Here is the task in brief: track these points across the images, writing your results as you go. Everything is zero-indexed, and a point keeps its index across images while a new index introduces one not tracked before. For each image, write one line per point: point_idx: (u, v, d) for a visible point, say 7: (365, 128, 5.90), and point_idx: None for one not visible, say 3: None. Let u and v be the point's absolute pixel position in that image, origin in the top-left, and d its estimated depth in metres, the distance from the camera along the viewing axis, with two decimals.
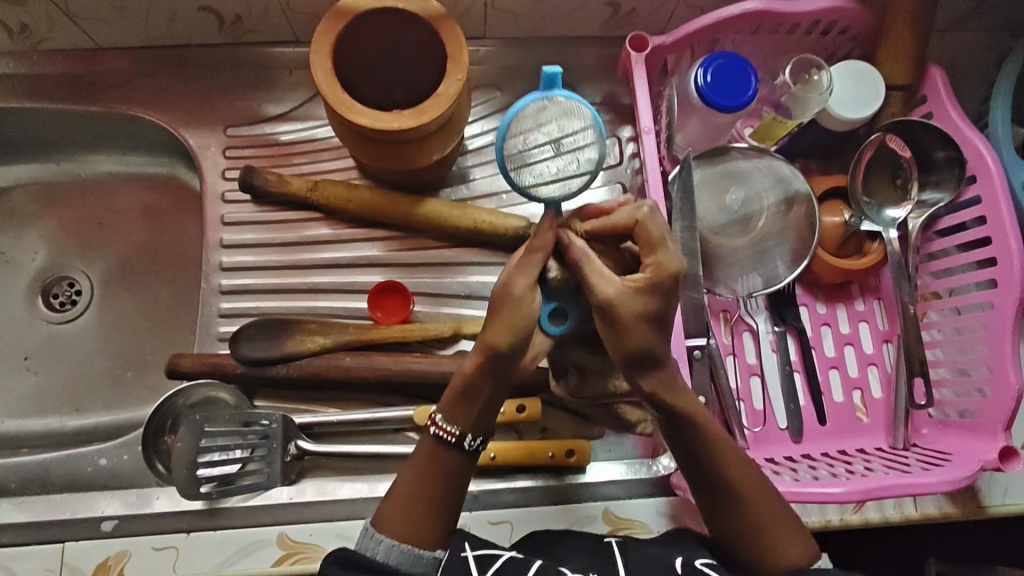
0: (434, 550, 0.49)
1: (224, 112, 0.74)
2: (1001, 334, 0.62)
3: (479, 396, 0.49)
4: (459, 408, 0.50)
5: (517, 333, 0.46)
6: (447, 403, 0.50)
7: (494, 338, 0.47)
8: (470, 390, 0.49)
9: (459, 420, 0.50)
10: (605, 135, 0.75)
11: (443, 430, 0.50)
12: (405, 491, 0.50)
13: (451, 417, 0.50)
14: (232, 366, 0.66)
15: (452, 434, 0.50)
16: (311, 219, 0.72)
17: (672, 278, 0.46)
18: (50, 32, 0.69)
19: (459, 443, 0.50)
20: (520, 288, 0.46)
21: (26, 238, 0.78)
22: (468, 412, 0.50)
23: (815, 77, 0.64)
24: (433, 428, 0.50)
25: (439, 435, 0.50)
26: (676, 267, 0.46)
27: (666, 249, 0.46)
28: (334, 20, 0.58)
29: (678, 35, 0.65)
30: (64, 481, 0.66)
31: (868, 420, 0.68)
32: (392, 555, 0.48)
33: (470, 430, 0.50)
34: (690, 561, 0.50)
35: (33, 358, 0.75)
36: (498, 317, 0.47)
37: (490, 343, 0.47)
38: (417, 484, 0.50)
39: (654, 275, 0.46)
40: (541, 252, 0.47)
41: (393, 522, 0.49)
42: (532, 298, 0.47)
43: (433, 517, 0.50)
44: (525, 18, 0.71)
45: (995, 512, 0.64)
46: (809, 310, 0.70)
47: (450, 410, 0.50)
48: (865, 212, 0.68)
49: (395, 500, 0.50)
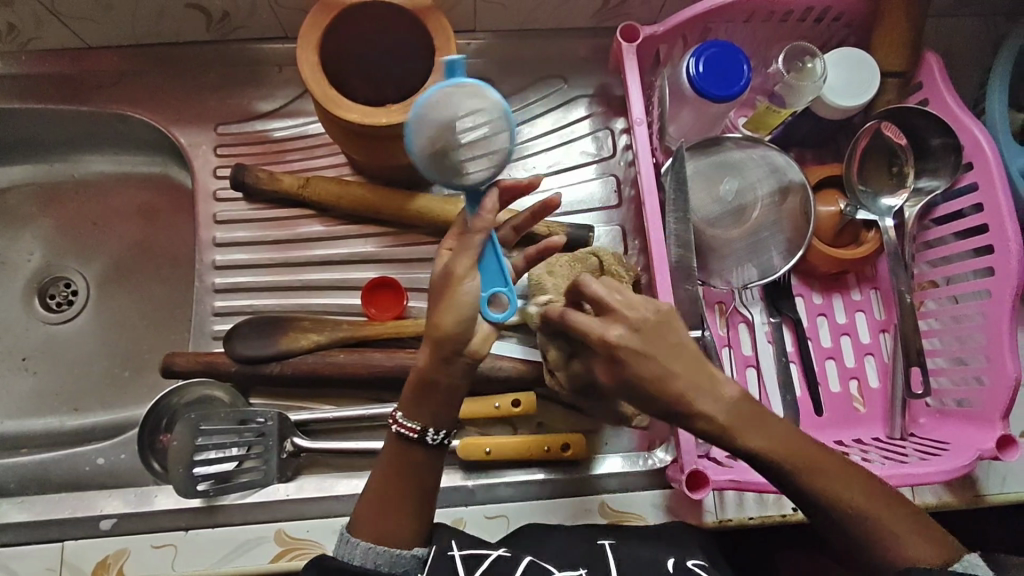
0: (412, 548, 0.50)
1: (215, 109, 0.74)
2: (999, 322, 0.61)
3: (438, 389, 0.47)
4: (419, 403, 0.48)
5: (464, 318, 0.44)
6: (409, 401, 0.48)
7: (440, 324, 0.45)
8: (429, 385, 0.47)
9: (422, 415, 0.48)
10: (598, 126, 0.75)
11: (406, 426, 0.49)
12: (377, 491, 0.50)
13: (413, 413, 0.48)
14: (227, 365, 0.66)
15: (415, 430, 0.49)
16: (304, 216, 0.72)
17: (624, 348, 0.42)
18: (37, 33, 0.69)
19: (422, 438, 0.49)
20: (460, 269, 0.44)
21: (22, 238, 0.78)
22: (430, 407, 0.48)
23: (808, 64, 0.64)
24: (396, 426, 0.49)
25: (402, 432, 0.49)
26: (614, 334, 0.42)
27: (610, 325, 0.42)
28: (319, 15, 0.58)
29: (669, 25, 0.64)
30: (63, 481, 0.67)
31: (865, 410, 0.67)
32: (370, 558, 0.49)
33: (432, 424, 0.48)
34: (682, 562, 0.51)
35: (30, 358, 0.75)
36: (441, 302, 0.45)
37: (435, 325, 0.45)
38: (385, 483, 0.50)
39: (613, 356, 0.42)
40: (482, 232, 0.44)
41: (367, 525, 0.50)
42: (472, 281, 0.44)
43: (406, 514, 0.50)
44: (515, 10, 0.70)
45: (992, 500, 0.64)
46: (804, 300, 0.70)
47: (412, 407, 0.48)
48: (861, 201, 0.67)
49: (366, 506, 0.50)
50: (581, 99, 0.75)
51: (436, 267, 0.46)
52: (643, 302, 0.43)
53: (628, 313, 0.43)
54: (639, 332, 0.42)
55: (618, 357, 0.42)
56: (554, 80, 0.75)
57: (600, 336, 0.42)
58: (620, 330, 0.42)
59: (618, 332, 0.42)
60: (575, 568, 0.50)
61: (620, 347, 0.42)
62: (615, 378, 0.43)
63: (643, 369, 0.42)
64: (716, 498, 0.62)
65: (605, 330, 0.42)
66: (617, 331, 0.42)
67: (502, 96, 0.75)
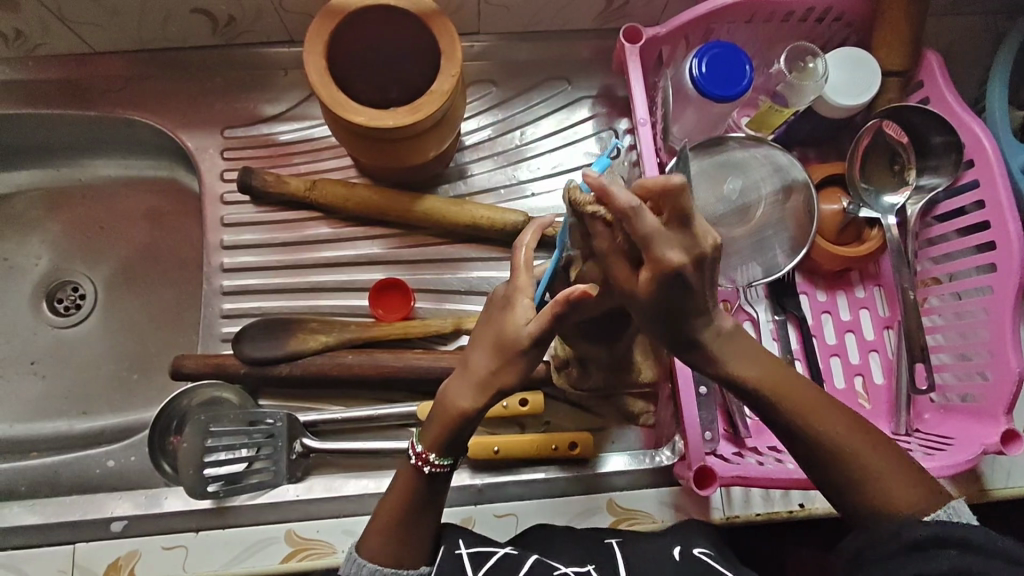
0: (418, 567, 0.50)
1: (221, 113, 0.74)
2: (1001, 317, 0.62)
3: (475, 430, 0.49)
4: (456, 445, 0.49)
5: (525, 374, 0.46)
6: (438, 440, 0.48)
7: (506, 380, 0.46)
8: (469, 428, 0.48)
9: (452, 452, 0.49)
10: (602, 127, 0.75)
11: (436, 465, 0.49)
12: (385, 512, 0.50)
13: (445, 453, 0.49)
14: (236, 366, 0.66)
15: (442, 467, 0.49)
16: (311, 218, 0.72)
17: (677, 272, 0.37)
18: (45, 38, 0.69)
19: (450, 469, 0.50)
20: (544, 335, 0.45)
21: (29, 243, 0.78)
22: (462, 442, 0.49)
23: (810, 64, 0.64)
24: (428, 467, 0.49)
25: (432, 472, 0.49)
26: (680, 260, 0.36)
27: (665, 240, 0.36)
28: (326, 19, 0.58)
29: (672, 26, 0.65)
30: (73, 483, 0.67)
31: (870, 406, 0.68)
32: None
33: (461, 456, 0.50)
34: (689, 551, 0.52)
35: (39, 362, 0.76)
36: (507, 361, 0.45)
37: (497, 381, 0.46)
38: (393, 508, 0.50)
39: (653, 272, 0.37)
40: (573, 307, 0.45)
41: (373, 546, 0.50)
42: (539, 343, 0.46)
43: (417, 534, 0.50)
44: (518, 13, 0.71)
45: (998, 495, 0.64)
46: (809, 298, 0.71)
47: (445, 449, 0.48)
48: (863, 199, 0.68)
49: (375, 528, 0.50)
50: (584, 100, 0.76)
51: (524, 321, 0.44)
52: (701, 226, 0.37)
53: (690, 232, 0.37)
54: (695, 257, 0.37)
55: (668, 279, 0.37)
56: (558, 81, 0.76)
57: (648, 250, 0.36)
58: (679, 254, 0.36)
59: (682, 256, 0.37)
60: (582, 564, 0.50)
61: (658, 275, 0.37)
62: (648, 288, 0.38)
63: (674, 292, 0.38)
64: (723, 495, 0.63)
65: (659, 247, 0.36)
66: (675, 255, 0.36)
67: (506, 97, 0.75)
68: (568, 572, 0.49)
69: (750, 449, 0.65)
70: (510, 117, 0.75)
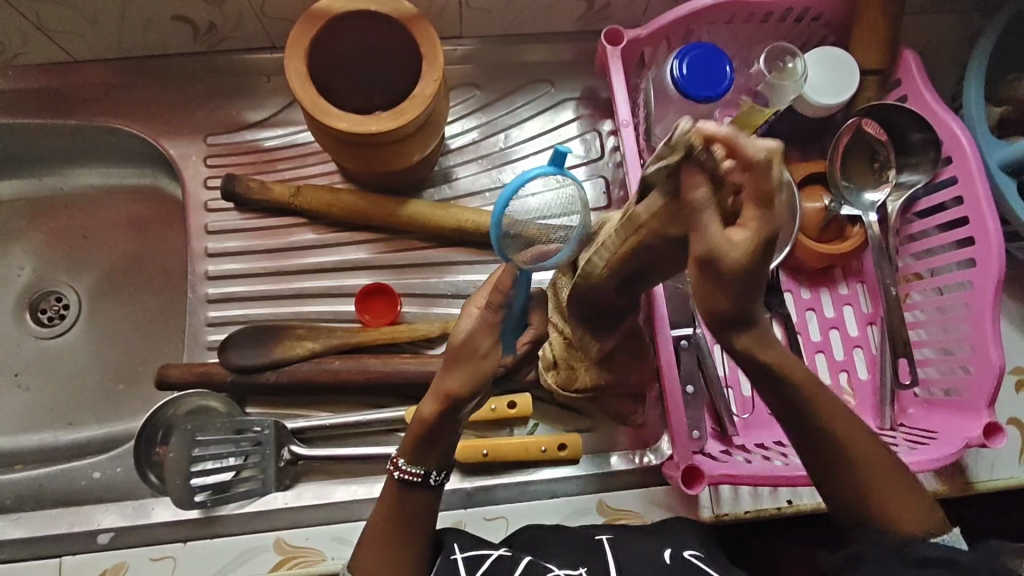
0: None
1: (204, 120, 0.74)
2: (981, 312, 0.62)
3: (440, 443, 0.48)
4: (422, 451, 0.48)
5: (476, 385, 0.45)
6: (406, 446, 0.48)
7: (453, 388, 0.45)
8: (430, 437, 0.47)
9: (422, 460, 0.48)
10: (586, 128, 0.75)
11: (408, 472, 0.49)
12: (377, 526, 0.50)
13: (413, 459, 0.48)
14: (222, 375, 0.66)
15: (417, 475, 0.49)
16: (295, 225, 0.72)
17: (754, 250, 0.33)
18: (24, 47, 0.69)
19: (425, 481, 0.49)
20: (484, 344, 0.45)
21: (11, 254, 0.78)
22: (436, 452, 0.48)
23: (789, 64, 0.65)
24: (398, 472, 0.49)
25: (404, 477, 0.49)
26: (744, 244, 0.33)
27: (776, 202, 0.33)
28: (307, 25, 0.58)
29: (652, 28, 0.65)
30: (58, 496, 0.66)
31: (855, 402, 0.69)
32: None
33: (436, 467, 0.49)
34: (679, 553, 0.52)
35: (22, 374, 0.75)
36: (454, 364, 0.45)
37: (449, 386, 0.45)
38: (387, 523, 0.50)
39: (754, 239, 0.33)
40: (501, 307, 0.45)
41: (367, 563, 0.49)
42: (488, 354, 0.45)
43: (408, 549, 0.49)
44: (500, 17, 0.71)
45: (982, 487, 0.65)
46: (793, 296, 0.71)
47: (414, 453, 0.48)
48: (845, 196, 0.68)
49: (367, 543, 0.50)
50: (568, 102, 0.76)
51: (459, 327, 0.45)
52: (783, 211, 0.34)
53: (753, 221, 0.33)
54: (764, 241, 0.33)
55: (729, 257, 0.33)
56: (541, 83, 0.76)
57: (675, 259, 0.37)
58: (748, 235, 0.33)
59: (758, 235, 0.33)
60: (574, 567, 0.50)
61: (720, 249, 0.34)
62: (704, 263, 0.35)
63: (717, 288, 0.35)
64: (711, 494, 0.63)
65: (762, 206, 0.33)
66: (741, 236, 0.33)
67: (490, 100, 0.75)
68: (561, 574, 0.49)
69: (738, 446, 0.65)
70: (494, 120, 0.75)
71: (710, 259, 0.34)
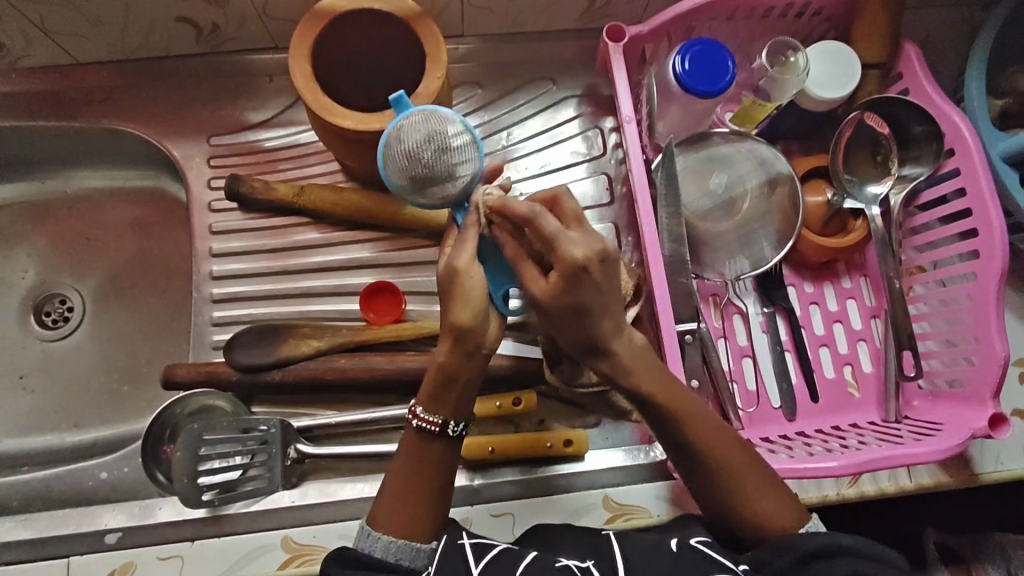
0: (428, 542, 0.51)
1: (207, 121, 0.74)
2: (986, 303, 0.62)
3: (459, 384, 0.48)
4: (438, 398, 0.49)
5: (475, 310, 0.45)
6: (426, 394, 0.49)
7: (455, 317, 0.45)
8: (449, 379, 0.48)
9: (440, 409, 0.49)
10: (587, 125, 0.75)
11: (426, 421, 0.50)
12: (394, 484, 0.51)
13: (431, 407, 0.49)
14: (228, 374, 0.66)
15: (435, 424, 0.50)
16: (298, 223, 0.72)
17: (579, 265, 0.41)
18: (28, 51, 0.69)
19: (443, 431, 0.50)
20: (463, 262, 0.45)
21: (15, 256, 0.78)
22: (449, 398, 0.49)
23: (791, 58, 0.65)
24: (416, 421, 0.50)
25: (422, 426, 0.50)
26: (581, 254, 0.41)
27: (566, 237, 0.42)
28: (311, 24, 0.59)
29: (654, 25, 0.65)
30: (65, 497, 0.67)
31: (860, 395, 0.69)
32: (390, 552, 0.50)
33: (453, 417, 0.50)
34: (686, 541, 0.51)
35: (28, 377, 0.75)
36: (451, 297, 0.45)
37: (453, 321, 0.46)
38: (413, 484, 0.50)
39: (561, 272, 0.42)
40: (474, 224, 0.45)
41: (386, 521, 0.50)
42: (477, 272, 0.45)
43: (432, 509, 0.51)
44: (502, 15, 0.72)
45: (988, 478, 0.65)
46: (796, 290, 0.71)
47: (430, 399, 0.49)
48: (847, 189, 0.68)
49: (386, 503, 0.51)
50: (570, 100, 0.76)
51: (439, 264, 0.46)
52: (589, 239, 0.43)
53: (587, 236, 0.43)
54: (595, 256, 0.42)
55: (574, 274, 0.42)
56: (543, 81, 0.76)
57: (557, 245, 0.42)
58: (583, 249, 0.42)
59: (585, 251, 0.42)
60: (582, 560, 0.51)
61: (563, 272, 0.42)
62: (557, 291, 0.42)
63: (582, 291, 0.42)
64: None
65: (559, 243, 0.41)
66: (577, 250, 0.41)
67: (492, 98, 0.76)
68: (569, 565, 0.49)
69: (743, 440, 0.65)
70: (496, 118, 0.75)
71: (571, 276, 0.42)
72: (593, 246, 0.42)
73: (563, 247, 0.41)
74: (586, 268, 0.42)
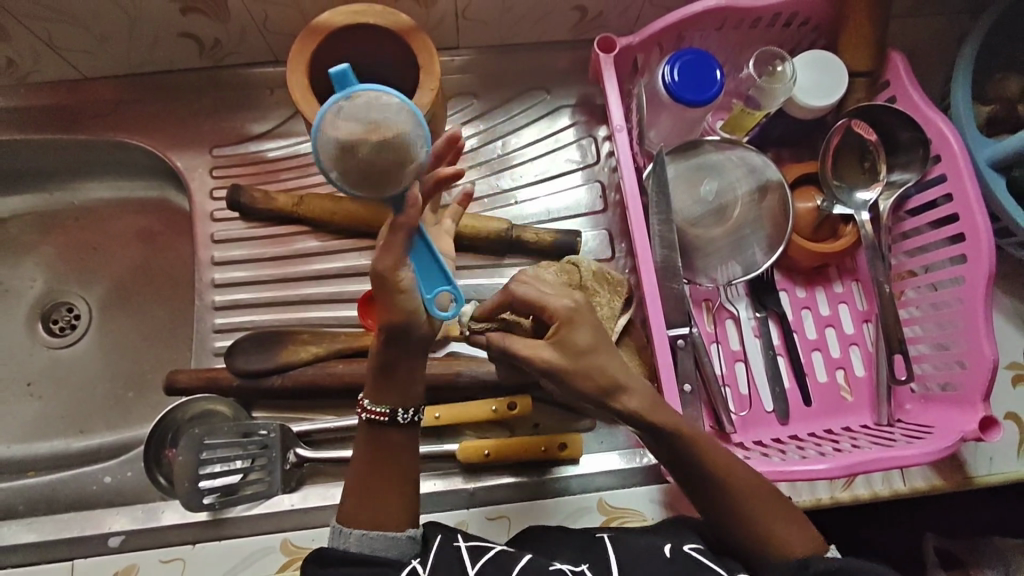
0: (406, 530, 0.52)
1: (210, 133, 0.76)
2: (974, 307, 0.63)
3: (399, 372, 0.50)
4: (382, 386, 0.51)
5: (398, 313, 0.46)
6: (371, 386, 0.51)
7: (383, 318, 0.47)
8: (387, 368, 0.50)
9: (389, 399, 0.51)
10: (582, 134, 0.77)
11: (375, 412, 0.51)
12: (356, 481, 0.52)
13: (379, 398, 0.51)
14: (228, 380, 0.68)
15: (382, 414, 0.51)
16: (298, 232, 0.74)
17: (574, 310, 0.50)
18: (36, 66, 0.71)
19: (392, 420, 0.51)
20: (389, 271, 0.45)
21: (24, 267, 0.80)
22: (396, 388, 0.51)
23: (778, 68, 0.66)
24: (365, 413, 0.51)
25: (371, 417, 0.51)
26: (568, 300, 0.50)
27: (550, 297, 0.50)
28: (307, 41, 0.61)
29: (644, 35, 0.67)
30: (71, 500, 0.68)
31: (853, 399, 0.69)
32: (365, 543, 0.50)
33: (402, 405, 0.51)
34: (680, 547, 0.52)
35: (35, 384, 0.77)
36: (382, 299, 0.46)
37: (382, 321, 0.47)
38: (371, 481, 0.51)
39: (562, 321, 0.49)
40: (403, 228, 0.44)
41: (357, 515, 0.51)
42: (407, 273, 0.45)
43: (403, 501, 0.52)
44: (496, 27, 0.73)
45: (981, 481, 0.66)
46: (788, 295, 0.72)
47: (377, 390, 0.51)
48: (837, 196, 0.69)
49: (354, 496, 0.51)
50: (565, 109, 0.77)
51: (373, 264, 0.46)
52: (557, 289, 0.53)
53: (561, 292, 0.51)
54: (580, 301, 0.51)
55: (573, 320, 0.49)
56: (536, 91, 0.78)
57: (546, 304, 0.50)
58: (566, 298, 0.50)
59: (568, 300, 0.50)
60: (576, 564, 0.52)
61: (562, 318, 0.49)
62: (560, 341, 0.49)
63: (580, 333, 0.49)
64: None
65: (551, 302, 0.50)
66: (564, 299, 0.50)
67: (488, 108, 0.77)
68: (564, 569, 0.51)
69: (736, 444, 0.66)
70: (492, 127, 0.77)
71: (571, 318, 0.49)
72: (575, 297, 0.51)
73: (552, 304, 0.50)
74: (576, 310, 0.50)
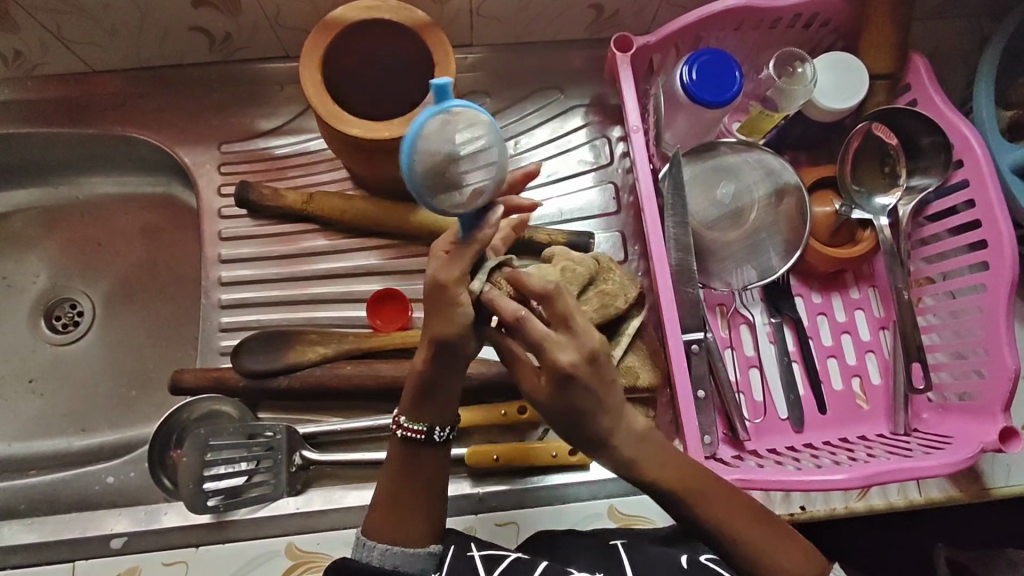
0: (429, 546, 0.50)
1: (219, 128, 0.75)
2: (996, 316, 0.62)
3: (435, 387, 0.48)
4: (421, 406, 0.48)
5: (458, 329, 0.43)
6: (408, 402, 0.49)
7: (435, 331, 0.44)
8: (430, 386, 0.48)
9: (424, 418, 0.49)
10: (595, 135, 0.76)
11: (410, 429, 0.49)
12: (386, 495, 0.50)
13: (416, 417, 0.49)
14: (235, 380, 0.67)
15: (421, 432, 0.49)
16: (307, 231, 0.73)
17: (565, 373, 0.41)
18: (43, 58, 0.70)
19: (429, 438, 0.49)
20: (455, 284, 0.42)
21: (27, 262, 0.79)
22: (434, 407, 0.49)
23: (799, 69, 0.65)
24: (399, 430, 0.49)
25: (407, 436, 0.49)
26: (567, 360, 0.41)
27: (558, 344, 0.41)
28: (319, 36, 0.60)
29: (662, 34, 0.65)
30: (72, 501, 0.67)
31: (869, 407, 0.68)
32: (388, 559, 0.49)
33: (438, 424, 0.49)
34: (696, 557, 0.51)
35: (37, 381, 0.76)
36: (435, 312, 0.43)
37: (433, 334, 0.44)
38: (399, 495, 0.50)
39: (548, 373, 0.41)
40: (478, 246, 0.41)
41: (381, 528, 0.50)
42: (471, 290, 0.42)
43: (430, 515, 0.50)
44: (511, 25, 0.72)
45: (999, 493, 0.64)
46: (804, 300, 0.71)
47: (414, 409, 0.49)
48: (855, 200, 0.68)
49: (380, 508, 0.50)
50: (578, 109, 0.76)
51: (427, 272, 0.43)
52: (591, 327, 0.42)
53: (579, 337, 0.41)
54: (581, 360, 0.41)
55: (562, 379, 0.41)
56: (550, 91, 0.76)
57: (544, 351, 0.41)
58: (571, 354, 0.41)
59: (573, 356, 0.41)
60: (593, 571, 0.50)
61: (560, 370, 0.41)
62: (546, 392, 0.42)
63: (576, 397, 0.42)
64: None
65: (552, 350, 0.41)
66: (566, 356, 0.41)
67: (500, 107, 0.76)
68: None
69: (750, 451, 0.65)
70: (504, 126, 0.76)
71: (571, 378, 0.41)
72: (581, 349, 0.41)
73: (549, 356, 0.41)
74: (573, 374, 0.41)
